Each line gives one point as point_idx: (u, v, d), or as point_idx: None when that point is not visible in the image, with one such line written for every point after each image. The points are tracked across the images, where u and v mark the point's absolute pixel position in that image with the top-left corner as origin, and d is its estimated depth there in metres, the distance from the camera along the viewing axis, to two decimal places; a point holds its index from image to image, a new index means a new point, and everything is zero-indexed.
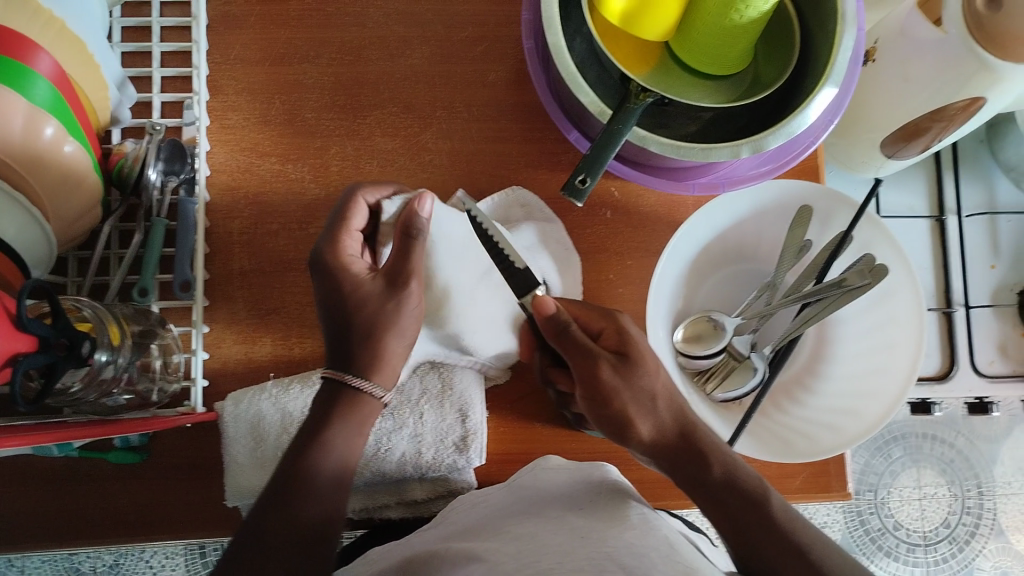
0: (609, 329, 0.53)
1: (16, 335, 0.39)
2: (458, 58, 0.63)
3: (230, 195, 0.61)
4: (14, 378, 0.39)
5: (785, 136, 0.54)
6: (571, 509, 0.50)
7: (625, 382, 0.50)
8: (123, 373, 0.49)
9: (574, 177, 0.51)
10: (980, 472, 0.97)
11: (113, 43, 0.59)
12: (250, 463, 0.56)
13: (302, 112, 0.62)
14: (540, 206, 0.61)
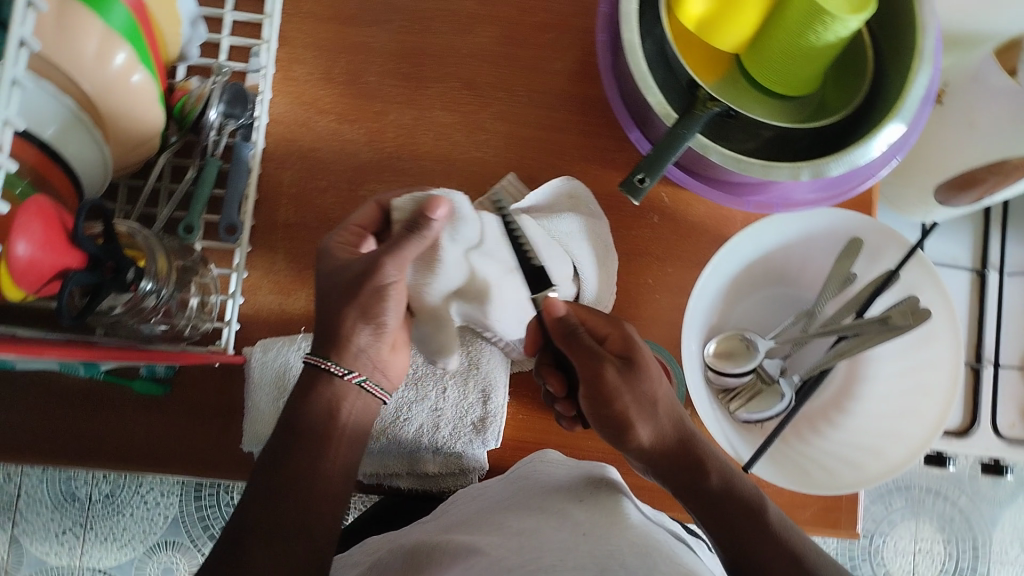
0: (614, 335, 0.51)
1: (67, 250, 0.40)
2: (528, 42, 0.62)
3: (283, 147, 0.61)
4: (62, 292, 0.40)
5: (847, 166, 0.53)
6: (571, 505, 0.50)
7: (629, 384, 0.49)
8: (163, 305, 0.49)
9: (632, 176, 0.51)
10: (978, 535, 0.96)
11: None
12: (269, 410, 0.56)
13: (365, 74, 0.62)
14: (588, 200, 0.60)
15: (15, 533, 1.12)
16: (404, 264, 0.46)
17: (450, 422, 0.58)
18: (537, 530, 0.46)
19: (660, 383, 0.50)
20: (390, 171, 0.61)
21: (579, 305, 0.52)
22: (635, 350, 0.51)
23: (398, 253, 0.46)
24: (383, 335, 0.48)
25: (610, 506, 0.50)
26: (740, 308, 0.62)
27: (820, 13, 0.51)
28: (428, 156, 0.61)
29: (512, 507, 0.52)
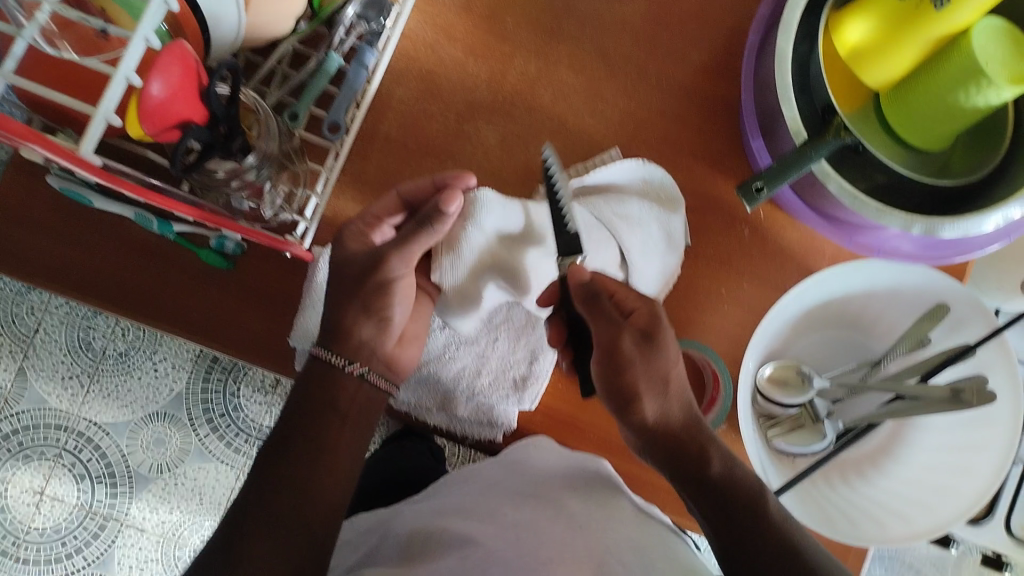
0: (642, 310, 0.50)
1: (196, 103, 0.40)
2: (670, 26, 0.62)
3: (405, 61, 0.60)
4: (181, 142, 0.40)
5: (960, 232, 0.52)
6: (568, 496, 0.49)
7: (649, 358, 0.49)
8: (259, 182, 0.49)
9: (751, 181, 0.52)
10: None
11: None
12: (321, 311, 0.55)
13: (503, 14, 0.61)
14: (670, 192, 0.59)
15: (24, 365, 1.13)
16: (409, 260, 0.50)
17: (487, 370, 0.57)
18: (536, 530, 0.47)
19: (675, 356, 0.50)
20: (501, 114, 0.60)
21: (611, 276, 0.50)
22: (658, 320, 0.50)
23: (406, 249, 0.49)
24: (386, 330, 0.51)
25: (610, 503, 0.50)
26: (807, 341, 0.60)
27: (978, 72, 0.50)
28: (541, 109, 0.61)
29: (505, 493, 0.52)
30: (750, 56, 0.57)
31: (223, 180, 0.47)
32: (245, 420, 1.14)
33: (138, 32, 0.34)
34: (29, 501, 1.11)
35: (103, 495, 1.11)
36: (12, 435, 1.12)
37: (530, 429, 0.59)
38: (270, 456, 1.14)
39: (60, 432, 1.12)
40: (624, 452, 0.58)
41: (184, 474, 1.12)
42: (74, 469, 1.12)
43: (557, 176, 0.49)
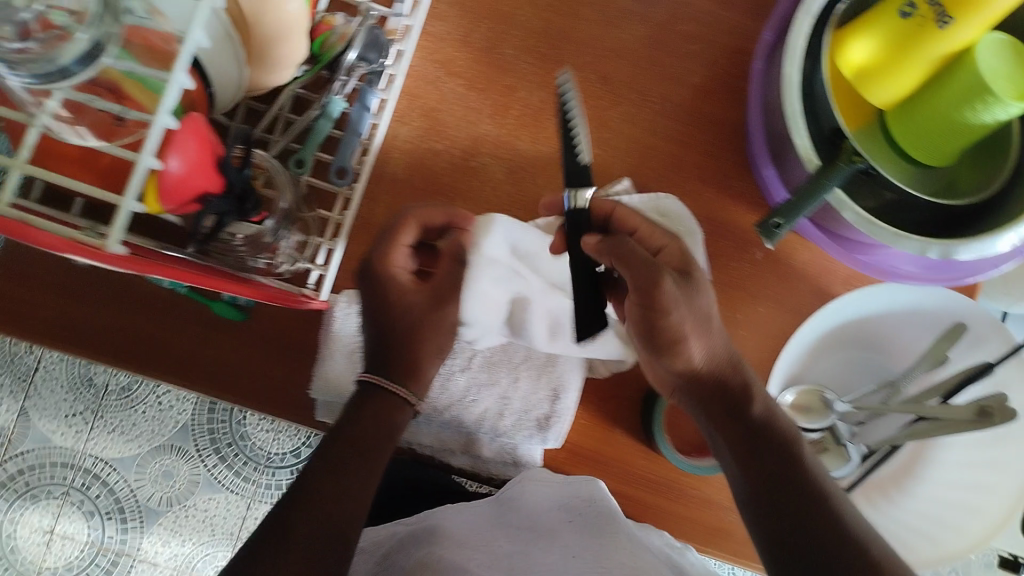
0: (670, 247, 0.52)
1: (212, 175, 0.39)
2: (673, 49, 0.60)
3: (406, 99, 0.59)
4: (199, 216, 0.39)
5: (977, 252, 0.52)
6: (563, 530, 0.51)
7: (698, 294, 0.49)
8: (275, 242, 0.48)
9: (771, 220, 0.52)
10: None
11: None
12: (342, 360, 0.55)
13: (503, 45, 0.60)
14: (682, 218, 0.58)
15: (26, 405, 1.11)
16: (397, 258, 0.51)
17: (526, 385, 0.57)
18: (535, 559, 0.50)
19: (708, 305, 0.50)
20: (507, 148, 0.60)
21: (632, 211, 0.53)
22: (694, 272, 0.51)
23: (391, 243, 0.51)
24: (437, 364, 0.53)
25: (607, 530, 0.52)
26: (826, 363, 0.60)
27: (984, 92, 0.50)
28: (548, 140, 0.60)
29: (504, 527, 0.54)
30: (757, 83, 0.55)
31: (239, 246, 0.47)
32: (253, 448, 1.14)
33: (158, 119, 0.33)
34: (40, 540, 1.10)
35: (114, 531, 1.10)
36: (18, 476, 1.10)
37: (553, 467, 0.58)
38: (280, 482, 1.13)
39: (66, 470, 1.11)
40: (648, 485, 0.58)
41: (195, 506, 1.12)
42: (83, 506, 1.10)
43: (569, 104, 0.50)
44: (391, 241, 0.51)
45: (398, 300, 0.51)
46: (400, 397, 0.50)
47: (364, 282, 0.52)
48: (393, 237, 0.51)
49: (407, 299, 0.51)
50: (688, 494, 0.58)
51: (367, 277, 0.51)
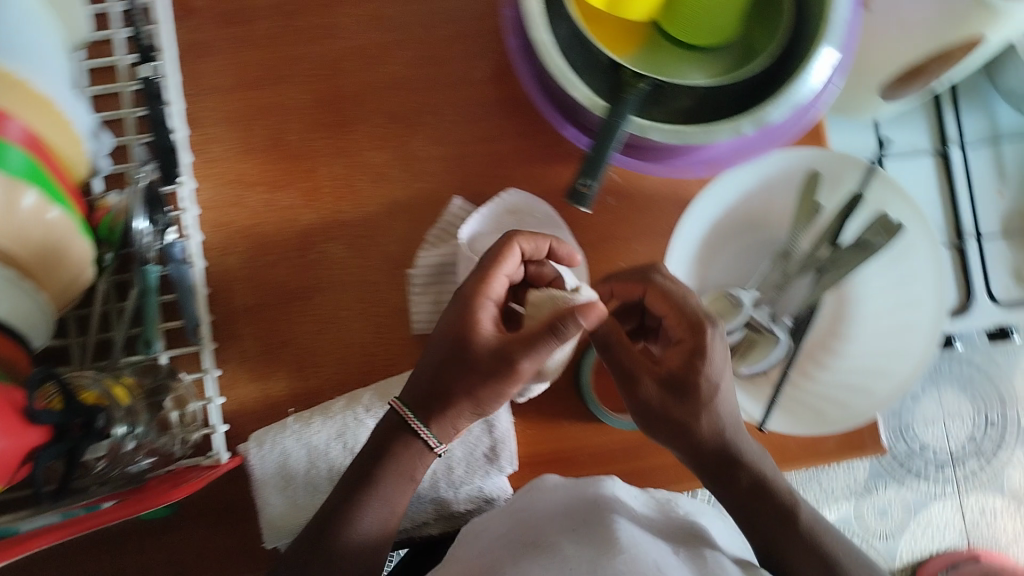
0: (684, 340, 0.51)
1: (28, 430, 0.41)
2: (441, 55, 0.60)
3: (222, 232, 0.58)
4: (35, 471, 0.42)
5: (788, 105, 0.52)
6: (565, 537, 0.50)
7: (687, 415, 0.50)
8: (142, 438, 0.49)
9: (577, 181, 0.49)
10: (1001, 390, 1.08)
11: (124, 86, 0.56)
12: (277, 497, 0.56)
13: (284, 135, 0.59)
14: (530, 211, 0.59)
15: None
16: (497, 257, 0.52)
17: (460, 462, 0.58)
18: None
19: (721, 337, 0.51)
20: (334, 226, 0.59)
21: (623, 284, 0.54)
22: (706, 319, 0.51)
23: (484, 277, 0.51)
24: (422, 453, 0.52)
25: (601, 531, 0.50)
26: (717, 263, 0.60)
27: None
28: (370, 199, 0.60)
29: (507, 540, 0.52)
30: (516, 58, 0.55)
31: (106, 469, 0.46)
32: None
33: None
34: None
35: None
36: None
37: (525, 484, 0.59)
38: None
39: None
40: (617, 453, 0.59)
41: None
42: None
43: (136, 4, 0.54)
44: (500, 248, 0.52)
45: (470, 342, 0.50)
46: (421, 439, 0.52)
47: (453, 301, 0.52)
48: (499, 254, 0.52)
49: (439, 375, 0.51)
50: (649, 446, 0.59)
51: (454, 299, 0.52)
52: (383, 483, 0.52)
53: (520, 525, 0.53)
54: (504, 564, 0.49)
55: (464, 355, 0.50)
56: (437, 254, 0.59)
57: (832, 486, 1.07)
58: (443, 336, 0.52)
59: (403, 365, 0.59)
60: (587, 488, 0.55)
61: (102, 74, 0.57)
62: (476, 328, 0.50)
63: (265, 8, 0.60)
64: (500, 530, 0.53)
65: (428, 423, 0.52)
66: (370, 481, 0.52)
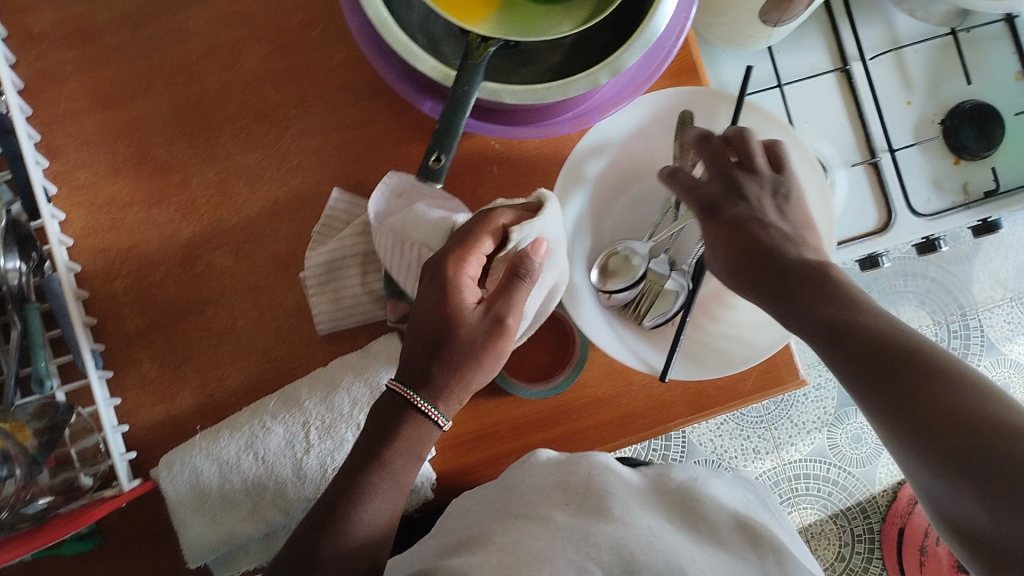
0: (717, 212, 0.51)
1: None
2: (297, 47, 0.60)
3: (103, 257, 0.58)
4: None
5: (643, 48, 0.51)
6: (557, 509, 0.46)
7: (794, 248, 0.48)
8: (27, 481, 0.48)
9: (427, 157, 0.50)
10: (959, 296, 1.00)
11: None
12: (195, 518, 0.54)
13: (150, 150, 0.59)
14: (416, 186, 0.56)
15: None
16: (479, 244, 0.48)
17: None
18: (541, 564, 0.39)
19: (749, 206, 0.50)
20: (217, 234, 0.58)
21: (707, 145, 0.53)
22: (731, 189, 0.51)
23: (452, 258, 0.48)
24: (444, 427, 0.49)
25: (598, 500, 0.46)
26: (609, 220, 0.61)
27: None
28: (249, 201, 0.59)
29: (499, 514, 0.48)
30: (363, 41, 0.54)
31: None
32: None
33: None
34: None
35: None
36: None
37: (451, 467, 0.58)
38: None
39: None
40: (539, 423, 0.59)
41: None
42: None
43: None
44: (469, 234, 0.48)
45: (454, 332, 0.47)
46: (431, 420, 0.48)
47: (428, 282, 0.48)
48: (470, 244, 0.48)
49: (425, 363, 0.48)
50: (568, 411, 0.59)
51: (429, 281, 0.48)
52: (385, 472, 0.46)
53: (506, 500, 0.50)
54: (492, 534, 0.45)
55: (455, 339, 0.47)
56: (326, 249, 0.57)
57: (803, 420, 1.02)
58: (422, 320, 0.48)
59: (307, 364, 0.58)
60: (576, 463, 0.52)
61: None
62: (461, 312, 0.47)
63: (110, 25, 0.59)
64: (488, 507, 0.51)
65: (437, 403, 0.47)
66: (367, 470, 0.46)
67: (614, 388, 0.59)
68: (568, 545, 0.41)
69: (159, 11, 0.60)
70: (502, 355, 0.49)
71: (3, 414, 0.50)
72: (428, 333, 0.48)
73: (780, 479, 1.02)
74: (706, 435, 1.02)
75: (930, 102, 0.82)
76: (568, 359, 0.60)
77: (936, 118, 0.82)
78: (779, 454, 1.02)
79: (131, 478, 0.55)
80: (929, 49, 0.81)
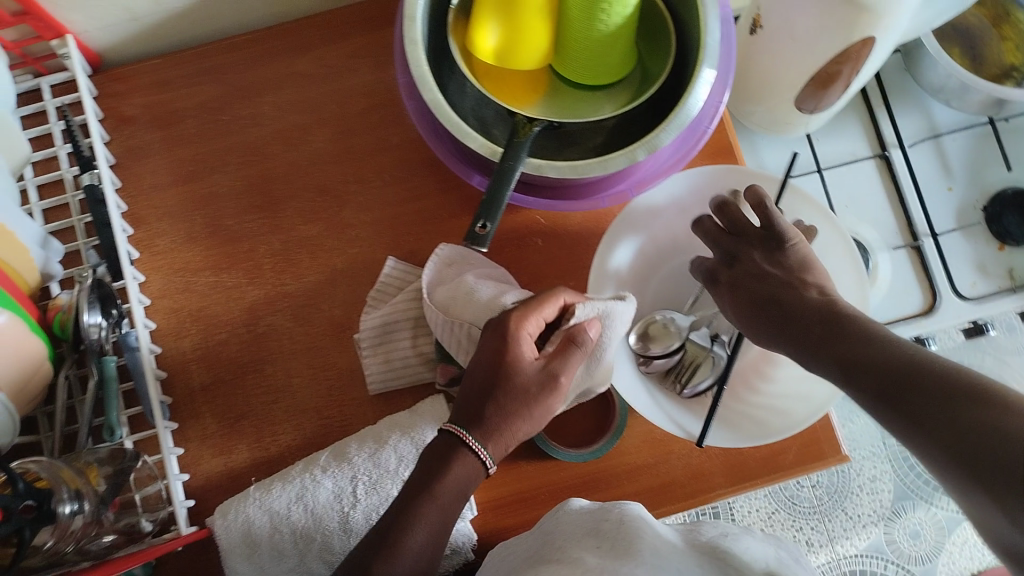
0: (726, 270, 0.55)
1: None
2: (361, 130, 0.65)
3: (174, 317, 0.63)
4: None
5: (678, 128, 0.55)
6: (587, 551, 0.48)
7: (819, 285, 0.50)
8: (93, 519, 0.51)
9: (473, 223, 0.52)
10: None
11: (68, 194, 0.62)
12: (245, 564, 0.57)
13: (224, 221, 0.64)
14: (466, 258, 0.60)
15: None
16: (544, 309, 0.53)
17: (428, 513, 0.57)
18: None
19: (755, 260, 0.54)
20: (280, 298, 0.63)
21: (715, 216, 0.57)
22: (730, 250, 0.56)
23: (520, 313, 0.52)
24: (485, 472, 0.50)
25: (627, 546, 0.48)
26: (649, 291, 0.64)
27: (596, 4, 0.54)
28: (310, 268, 0.63)
29: (531, 561, 0.50)
30: (419, 121, 0.59)
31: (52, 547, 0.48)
32: None
33: None
34: None
35: None
36: None
37: (491, 529, 0.59)
38: None
39: None
40: (577, 487, 0.60)
41: None
42: None
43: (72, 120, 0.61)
44: (537, 302, 0.53)
45: (511, 379, 0.51)
46: (479, 460, 0.50)
47: (490, 334, 0.53)
48: (534, 308, 0.52)
49: (473, 408, 0.51)
50: (606, 476, 0.60)
51: (492, 337, 0.52)
52: (435, 504, 0.48)
53: (541, 546, 0.52)
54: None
55: (509, 386, 0.51)
56: (379, 313, 0.61)
57: (858, 513, 0.98)
58: (480, 368, 0.52)
59: (357, 422, 0.61)
60: (609, 510, 0.53)
61: (52, 188, 0.63)
62: (518, 362, 0.51)
63: (194, 110, 0.66)
64: (521, 555, 0.53)
65: (486, 443, 0.50)
66: (419, 501, 0.48)
67: (653, 455, 0.60)
68: None
69: (238, 97, 0.66)
70: (548, 412, 0.52)
71: (78, 456, 0.54)
72: (485, 379, 0.51)
73: (834, 575, 0.98)
74: (756, 525, 0.99)
75: (971, 188, 0.83)
76: (607, 425, 0.61)
77: (977, 205, 0.83)
78: (833, 547, 0.98)
79: (188, 525, 0.58)
80: (968, 137, 0.83)
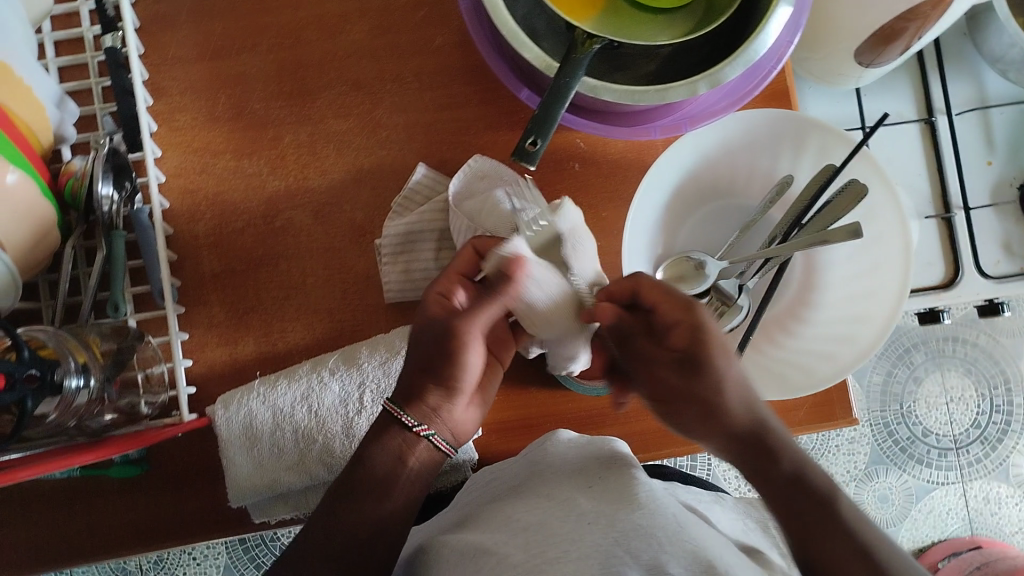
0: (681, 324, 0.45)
1: None
2: (402, 25, 0.61)
3: (189, 199, 0.60)
4: None
5: (744, 65, 0.52)
6: (579, 492, 0.47)
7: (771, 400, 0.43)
8: (96, 395, 0.50)
9: (522, 140, 0.50)
10: (1006, 369, 0.93)
11: (87, 55, 0.58)
12: (243, 458, 0.56)
13: (250, 104, 0.61)
14: (502, 173, 0.58)
15: None
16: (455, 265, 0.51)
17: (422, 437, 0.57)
18: (567, 546, 0.41)
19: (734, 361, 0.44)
20: (301, 192, 0.60)
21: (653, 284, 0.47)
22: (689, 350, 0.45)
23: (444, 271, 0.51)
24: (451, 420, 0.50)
25: (620, 486, 0.47)
26: (684, 232, 0.62)
27: None
28: (335, 165, 0.61)
29: (518, 493, 0.50)
30: (472, 23, 0.56)
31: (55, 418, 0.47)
32: None
33: None
34: None
35: None
36: None
37: (493, 450, 0.59)
38: None
39: None
40: (583, 419, 0.59)
41: None
42: None
43: None
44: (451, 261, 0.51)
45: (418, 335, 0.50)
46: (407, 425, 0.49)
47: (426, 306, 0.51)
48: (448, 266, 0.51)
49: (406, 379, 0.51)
50: (614, 412, 0.59)
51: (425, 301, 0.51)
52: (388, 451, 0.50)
53: (531, 477, 0.52)
54: (515, 510, 0.47)
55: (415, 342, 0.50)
56: (404, 221, 0.58)
57: None
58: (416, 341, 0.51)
59: (370, 329, 0.60)
60: (601, 446, 0.53)
61: (71, 46, 0.59)
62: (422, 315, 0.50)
63: None
64: (511, 482, 0.52)
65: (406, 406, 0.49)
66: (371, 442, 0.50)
67: None
68: (594, 528, 0.42)
69: None
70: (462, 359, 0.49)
71: (84, 330, 0.52)
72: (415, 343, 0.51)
73: None
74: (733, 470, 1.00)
75: (1010, 164, 0.81)
76: None
77: (1013, 182, 0.81)
78: None
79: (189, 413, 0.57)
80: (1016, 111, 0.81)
